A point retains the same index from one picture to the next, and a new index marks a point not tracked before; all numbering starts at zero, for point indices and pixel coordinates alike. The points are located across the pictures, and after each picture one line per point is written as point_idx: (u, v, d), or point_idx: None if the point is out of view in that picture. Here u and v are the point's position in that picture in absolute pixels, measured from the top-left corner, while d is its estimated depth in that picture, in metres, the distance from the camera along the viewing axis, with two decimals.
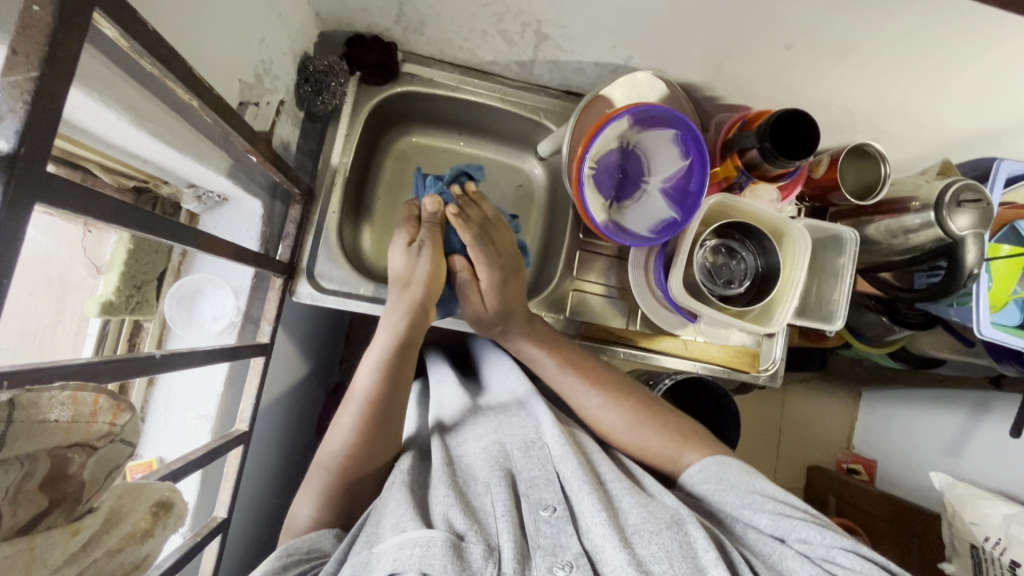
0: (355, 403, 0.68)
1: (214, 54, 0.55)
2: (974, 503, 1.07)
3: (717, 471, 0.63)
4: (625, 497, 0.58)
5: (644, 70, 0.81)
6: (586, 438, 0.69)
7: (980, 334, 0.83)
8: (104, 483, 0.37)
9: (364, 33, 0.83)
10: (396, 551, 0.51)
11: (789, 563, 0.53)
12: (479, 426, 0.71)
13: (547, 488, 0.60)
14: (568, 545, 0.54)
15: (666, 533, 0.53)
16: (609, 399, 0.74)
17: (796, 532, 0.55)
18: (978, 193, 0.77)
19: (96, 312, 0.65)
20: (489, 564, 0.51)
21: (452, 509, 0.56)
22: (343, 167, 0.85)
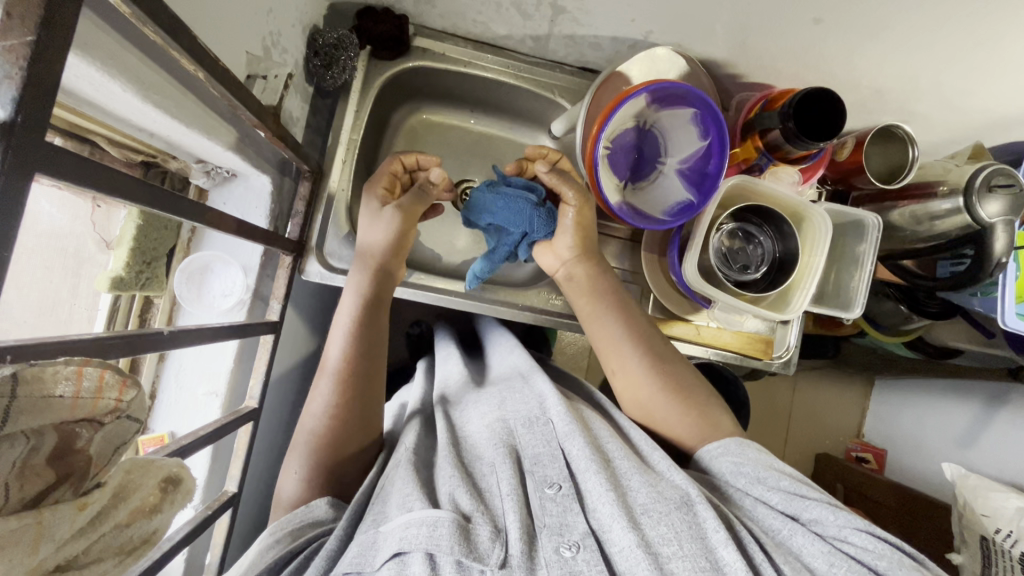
0: (330, 374, 0.70)
1: (220, 24, 0.53)
2: (987, 495, 1.05)
3: (736, 447, 0.62)
4: (633, 476, 0.57)
5: (664, 46, 0.78)
6: (592, 414, 0.68)
7: (1003, 325, 0.81)
8: (110, 458, 0.37)
9: (375, 4, 0.80)
10: (402, 531, 0.51)
11: (800, 539, 0.53)
12: (483, 403, 0.72)
13: (551, 465, 0.60)
14: (574, 524, 0.54)
15: (676, 514, 0.52)
16: (647, 362, 0.72)
17: (808, 510, 0.54)
18: (1012, 179, 0.73)
19: (107, 287, 0.65)
20: (496, 546, 0.51)
21: (458, 490, 0.56)
22: (352, 145, 0.84)
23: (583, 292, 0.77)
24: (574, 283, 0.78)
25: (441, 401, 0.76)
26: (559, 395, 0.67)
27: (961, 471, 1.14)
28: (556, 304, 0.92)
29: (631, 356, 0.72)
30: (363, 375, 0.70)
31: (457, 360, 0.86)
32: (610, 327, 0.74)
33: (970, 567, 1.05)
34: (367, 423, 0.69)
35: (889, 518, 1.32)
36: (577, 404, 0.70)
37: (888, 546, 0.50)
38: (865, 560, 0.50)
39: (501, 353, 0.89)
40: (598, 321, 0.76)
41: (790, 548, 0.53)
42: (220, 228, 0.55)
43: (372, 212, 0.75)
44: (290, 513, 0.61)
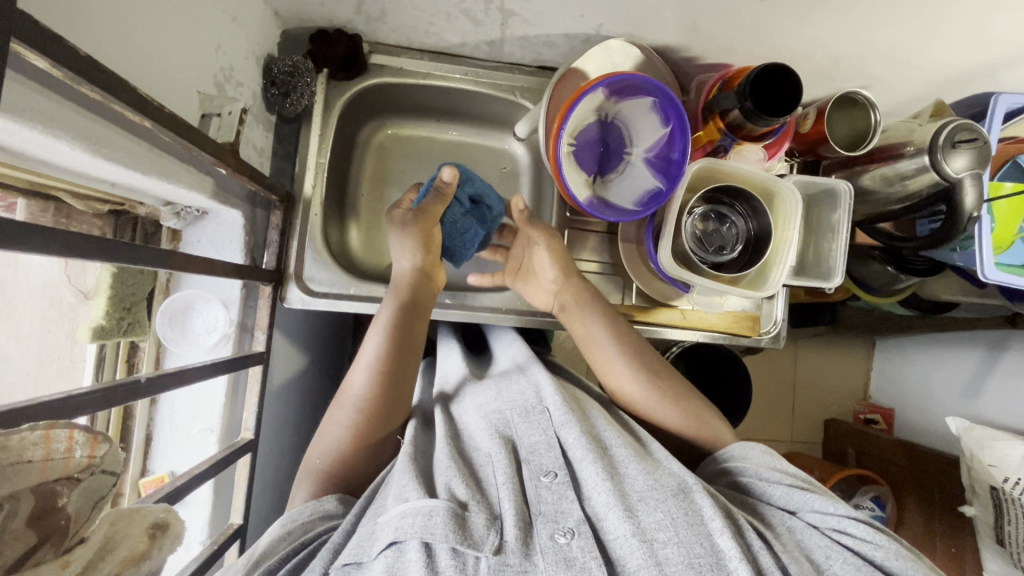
0: (365, 365, 0.70)
1: (163, 69, 0.53)
2: (992, 445, 1.05)
3: (740, 450, 0.65)
4: (631, 464, 0.58)
5: (616, 38, 0.78)
6: (591, 405, 0.69)
7: (984, 278, 0.82)
8: (89, 515, 0.39)
9: (327, 27, 0.80)
10: (398, 520, 0.51)
11: (799, 530, 0.55)
12: (480, 394, 0.72)
13: (548, 453, 0.60)
14: (569, 510, 0.54)
15: (672, 501, 0.53)
16: (642, 376, 0.72)
17: (808, 504, 0.56)
18: (973, 132, 0.74)
19: (89, 337, 0.66)
20: (491, 532, 0.52)
21: (454, 480, 0.56)
22: (320, 169, 0.84)
23: (575, 313, 0.78)
24: (567, 308, 0.79)
25: (442, 397, 0.77)
26: (555, 384, 0.68)
27: (966, 423, 1.13)
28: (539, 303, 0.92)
29: (625, 369, 0.73)
30: (397, 375, 0.70)
31: (457, 356, 0.86)
32: (605, 344, 0.75)
33: (983, 518, 1.07)
34: (395, 413, 0.70)
35: (901, 476, 1.33)
36: (576, 395, 0.71)
37: (885, 539, 0.52)
38: (864, 551, 0.52)
39: (502, 347, 0.89)
40: (591, 338, 0.77)
41: (789, 536, 0.55)
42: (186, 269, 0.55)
43: (400, 236, 0.78)
44: (291, 513, 0.61)
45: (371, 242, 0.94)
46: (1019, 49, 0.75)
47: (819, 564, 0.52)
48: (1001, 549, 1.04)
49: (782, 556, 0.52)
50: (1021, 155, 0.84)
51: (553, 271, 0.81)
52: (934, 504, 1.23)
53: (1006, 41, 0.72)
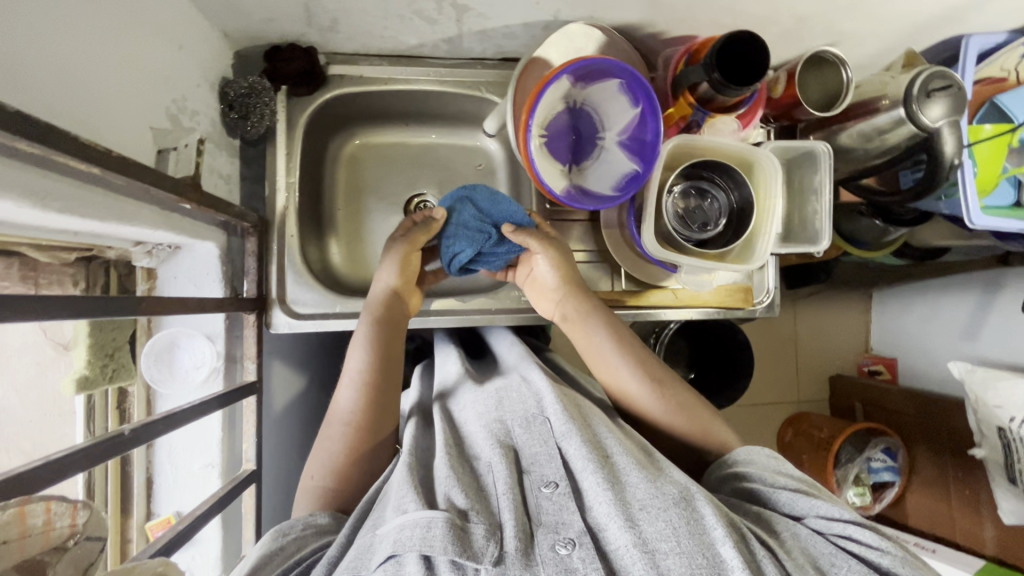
0: (351, 380, 0.70)
1: (107, 110, 0.52)
2: (995, 386, 1.06)
3: (744, 455, 0.65)
4: (632, 472, 0.57)
5: (576, 21, 0.76)
6: (597, 416, 0.67)
7: (972, 225, 0.81)
8: None
9: (280, 42, 0.78)
10: (396, 533, 0.51)
11: (803, 534, 0.55)
12: (481, 399, 0.71)
13: (549, 464, 0.59)
14: (570, 521, 0.53)
15: (674, 510, 0.52)
16: (652, 386, 0.72)
17: (813, 510, 0.57)
18: (947, 79, 0.72)
19: (74, 389, 0.64)
20: (491, 543, 0.51)
21: (453, 489, 0.56)
22: (291, 188, 0.82)
23: (578, 324, 0.78)
24: (569, 317, 0.78)
25: (441, 397, 0.77)
26: (555, 392, 0.67)
27: (966, 365, 1.13)
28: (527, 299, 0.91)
29: (628, 376, 0.73)
30: (382, 388, 0.70)
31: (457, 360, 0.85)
32: (612, 354, 0.75)
33: (994, 459, 1.08)
34: (384, 423, 0.70)
35: (909, 424, 1.33)
36: (577, 401, 0.70)
37: (888, 544, 0.53)
38: (869, 558, 0.52)
39: (503, 347, 0.90)
40: (594, 346, 0.76)
41: (794, 543, 0.54)
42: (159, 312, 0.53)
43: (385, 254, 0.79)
44: (281, 526, 0.60)
45: (352, 256, 0.93)
46: None
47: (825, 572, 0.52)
48: (1013, 487, 1.05)
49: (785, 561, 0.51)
50: (1000, 95, 0.83)
51: (559, 282, 0.80)
52: (945, 449, 1.24)
53: None
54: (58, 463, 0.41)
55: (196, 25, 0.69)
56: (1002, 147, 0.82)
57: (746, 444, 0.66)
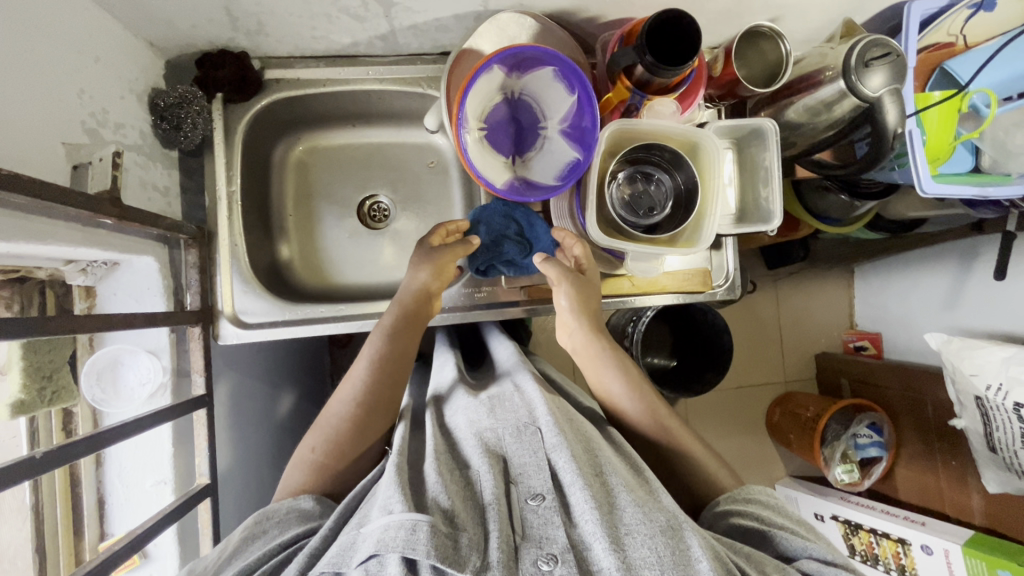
0: (367, 358, 0.71)
1: (3, 128, 0.51)
2: (972, 354, 1.02)
3: (743, 492, 0.64)
4: (622, 494, 0.55)
5: (506, 11, 0.74)
6: (596, 436, 0.66)
7: (923, 194, 0.79)
8: None
9: (210, 49, 0.77)
10: (380, 532, 0.50)
11: (796, 575, 0.53)
12: (475, 410, 0.69)
13: (537, 475, 0.58)
14: (554, 537, 0.52)
15: (660, 538, 0.51)
16: (644, 405, 0.73)
17: (806, 551, 0.56)
18: (887, 48, 0.71)
19: (10, 414, 0.63)
20: (475, 552, 0.50)
21: (441, 495, 0.55)
22: (234, 196, 0.81)
23: (588, 359, 0.76)
24: (579, 349, 0.77)
25: (434, 400, 0.78)
26: (549, 404, 0.66)
27: (944, 336, 1.09)
28: (482, 296, 0.87)
29: (628, 402, 0.73)
30: (393, 375, 0.71)
31: (452, 365, 0.85)
32: (618, 380, 0.74)
33: (974, 428, 1.06)
34: (386, 406, 0.71)
35: (895, 398, 1.32)
36: (573, 417, 0.68)
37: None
38: None
39: (499, 350, 0.91)
40: (597, 367, 0.75)
41: None
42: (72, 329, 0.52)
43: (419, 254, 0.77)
44: (272, 507, 0.61)
45: (307, 262, 0.92)
46: None
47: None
48: (995, 456, 1.04)
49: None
50: (948, 61, 0.82)
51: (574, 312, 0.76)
52: (930, 427, 1.23)
53: None
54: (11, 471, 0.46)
55: (115, 37, 0.67)
56: (952, 112, 0.80)
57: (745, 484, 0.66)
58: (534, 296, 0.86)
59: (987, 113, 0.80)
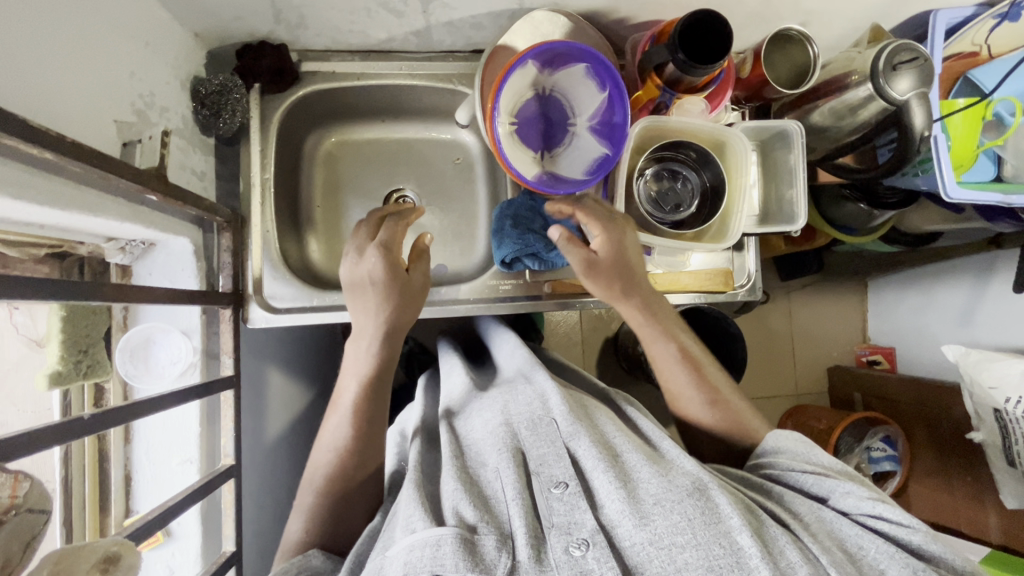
0: (339, 407, 0.67)
1: (59, 103, 0.53)
2: (990, 366, 1.01)
3: (773, 444, 0.65)
4: (643, 468, 0.56)
5: (541, 9, 0.76)
6: (599, 410, 0.68)
7: (947, 199, 0.80)
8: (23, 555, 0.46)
9: (251, 41, 0.79)
10: (406, 554, 0.49)
11: (829, 516, 0.54)
12: (486, 407, 0.70)
13: (557, 464, 0.58)
14: (582, 521, 0.53)
15: (688, 501, 0.51)
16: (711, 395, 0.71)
17: (838, 489, 0.57)
18: (914, 52, 0.72)
19: (46, 385, 0.65)
20: (503, 553, 0.50)
21: (462, 501, 0.55)
22: (266, 183, 0.83)
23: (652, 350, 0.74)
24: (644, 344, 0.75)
25: (447, 415, 0.74)
26: (561, 392, 0.66)
27: (960, 349, 1.07)
28: (506, 289, 0.88)
29: (696, 402, 0.72)
30: (367, 411, 0.67)
31: (460, 369, 0.84)
32: (684, 373, 0.72)
33: (993, 442, 1.05)
34: (370, 442, 0.67)
35: (910, 413, 1.30)
36: (582, 402, 0.70)
37: (915, 520, 0.53)
38: (900, 536, 0.52)
39: (504, 350, 0.88)
40: (663, 366, 0.74)
41: (820, 526, 0.54)
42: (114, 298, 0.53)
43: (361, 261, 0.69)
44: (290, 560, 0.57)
45: (332, 252, 0.93)
46: None
47: (854, 554, 0.51)
48: (1014, 469, 1.03)
49: (801, 533, 0.51)
50: (972, 70, 0.83)
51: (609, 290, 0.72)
52: (946, 439, 1.21)
53: None
54: (36, 437, 0.44)
55: (164, 24, 0.70)
56: (976, 118, 0.81)
57: (777, 431, 0.66)
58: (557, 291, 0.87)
59: (1011, 121, 0.82)
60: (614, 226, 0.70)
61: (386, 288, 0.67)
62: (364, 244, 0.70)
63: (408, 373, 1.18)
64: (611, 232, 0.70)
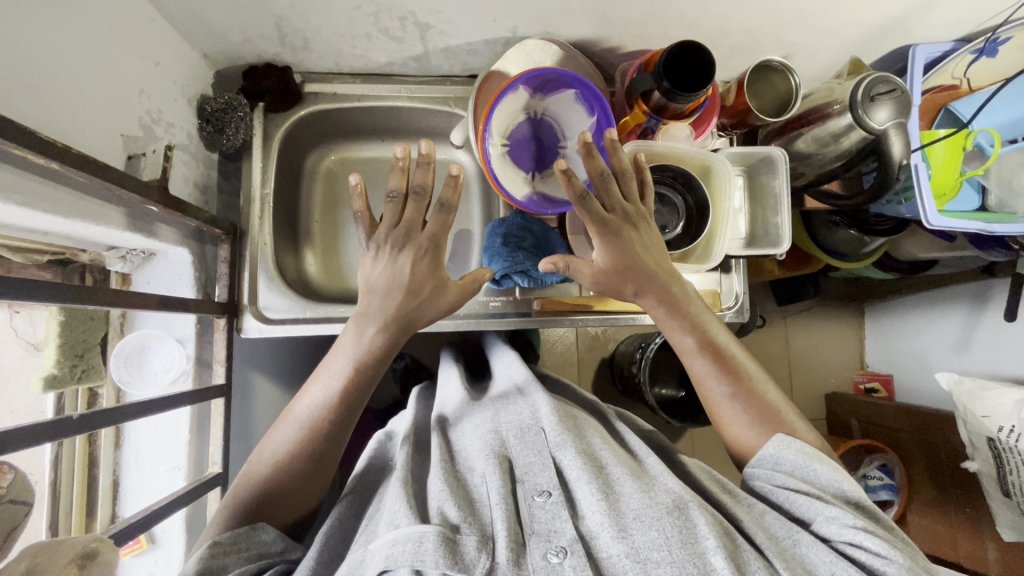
0: (325, 383, 0.67)
1: (66, 117, 0.56)
2: (982, 396, 1.01)
3: (772, 455, 0.63)
4: (626, 482, 0.57)
5: (533, 37, 0.80)
6: (587, 424, 0.69)
7: (930, 226, 0.82)
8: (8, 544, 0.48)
9: (257, 62, 0.83)
10: (389, 548, 0.49)
11: (805, 543, 0.54)
12: (477, 416, 0.71)
13: (542, 473, 0.59)
14: (563, 530, 0.53)
15: (667, 519, 0.52)
16: (740, 394, 0.69)
17: (823, 514, 0.56)
18: (891, 83, 0.75)
19: (40, 388, 0.67)
20: (483, 554, 0.50)
21: (446, 502, 0.55)
22: (265, 198, 0.85)
23: (685, 350, 0.73)
24: (681, 345, 0.73)
25: (440, 422, 0.74)
26: (552, 405, 0.68)
27: (954, 376, 1.07)
28: (496, 306, 0.90)
29: (731, 410, 0.69)
30: (354, 400, 0.67)
31: (456, 380, 0.85)
32: (720, 378, 0.70)
33: (987, 471, 1.03)
34: (341, 433, 0.66)
35: (909, 442, 1.26)
36: (571, 414, 0.71)
37: (895, 553, 0.52)
38: (875, 566, 0.51)
39: (501, 365, 0.89)
40: (696, 369, 0.72)
41: (795, 551, 0.54)
42: (107, 302, 0.55)
43: (393, 233, 0.69)
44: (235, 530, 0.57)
45: (328, 266, 0.95)
46: (919, 3, 0.75)
47: None
48: (1008, 500, 1.00)
49: (773, 558, 0.52)
50: (952, 102, 0.86)
51: (617, 265, 0.70)
52: (943, 465, 1.17)
53: None
54: (37, 431, 0.47)
55: (173, 45, 0.74)
56: (958, 148, 0.82)
57: (779, 437, 0.64)
58: (546, 308, 0.87)
59: (991, 152, 0.83)
60: (609, 240, 0.69)
61: (420, 283, 0.69)
62: (414, 230, 0.69)
63: (402, 388, 1.19)
64: (608, 247, 0.69)
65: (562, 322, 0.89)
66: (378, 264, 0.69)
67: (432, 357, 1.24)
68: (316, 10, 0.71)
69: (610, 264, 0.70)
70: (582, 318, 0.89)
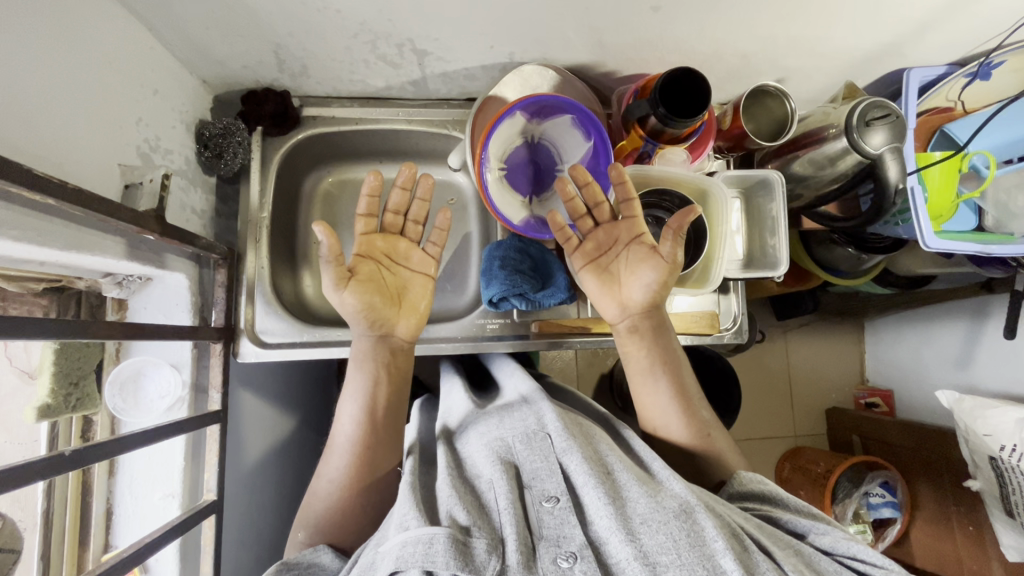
0: (350, 397, 0.69)
1: (63, 150, 0.56)
2: (984, 414, 0.99)
3: (741, 488, 0.64)
4: (633, 487, 0.55)
5: (530, 63, 0.80)
6: (597, 432, 0.66)
7: (928, 247, 0.81)
8: None
9: (256, 86, 0.84)
10: (398, 550, 0.49)
11: (812, 553, 0.53)
12: (483, 424, 0.70)
13: (549, 479, 0.57)
14: (572, 535, 0.52)
15: (674, 523, 0.50)
16: (683, 415, 0.71)
17: (813, 528, 0.56)
18: (887, 108, 0.75)
19: (34, 417, 0.66)
20: (492, 557, 0.50)
21: (455, 505, 0.55)
22: (263, 221, 0.86)
23: (636, 367, 0.73)
24: (632, 362, 0.74)
25: (446, 433, 0.73)
26: (557, 410, 0.65)
27: (956, 394, 1.06)
28: (494, 327, 0.90)
29: (674, 425, 0.71)
30: (376, 405, 0.69)
31: (460, 391, 0.84)
32: (667, 398, 0.71)
33: (989, 491, 1.02)
34: (388, 441, 0.69)
35: (910, 459, 1.25)
36: (579, 423, 0.68)
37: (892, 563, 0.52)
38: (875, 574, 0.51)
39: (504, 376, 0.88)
40: (647, 383, 0.72)
41: (801, 556, 0.53)
42: (97, 334, 0.55)
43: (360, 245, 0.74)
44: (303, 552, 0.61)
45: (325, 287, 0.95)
46: (912, 28, 0.75)
47: None
48: (1012, 520, 0.99)
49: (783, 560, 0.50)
50: (947, 123, 0.85)
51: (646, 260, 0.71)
52: (944, 483, 1.16)
53: (904, 21, 0.72)
54: (29, 469, 0.47)
55: (172, 72, 0.74)
56: (952, 171, 0.83)
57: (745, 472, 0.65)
58: (543, 331, 0.87)
59: (986, 174, 0.83)
60: (655, 258, 0.70)
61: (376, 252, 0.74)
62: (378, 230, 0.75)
63: None
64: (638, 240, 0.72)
65: (560, 344, 0.88)
66: (355, 281, 0.70)
67: (430, 375, 1.23)
68: (315, 37, 0.71)
69: (654, 286, 0.70)
70: (579, 340, 0.88)
